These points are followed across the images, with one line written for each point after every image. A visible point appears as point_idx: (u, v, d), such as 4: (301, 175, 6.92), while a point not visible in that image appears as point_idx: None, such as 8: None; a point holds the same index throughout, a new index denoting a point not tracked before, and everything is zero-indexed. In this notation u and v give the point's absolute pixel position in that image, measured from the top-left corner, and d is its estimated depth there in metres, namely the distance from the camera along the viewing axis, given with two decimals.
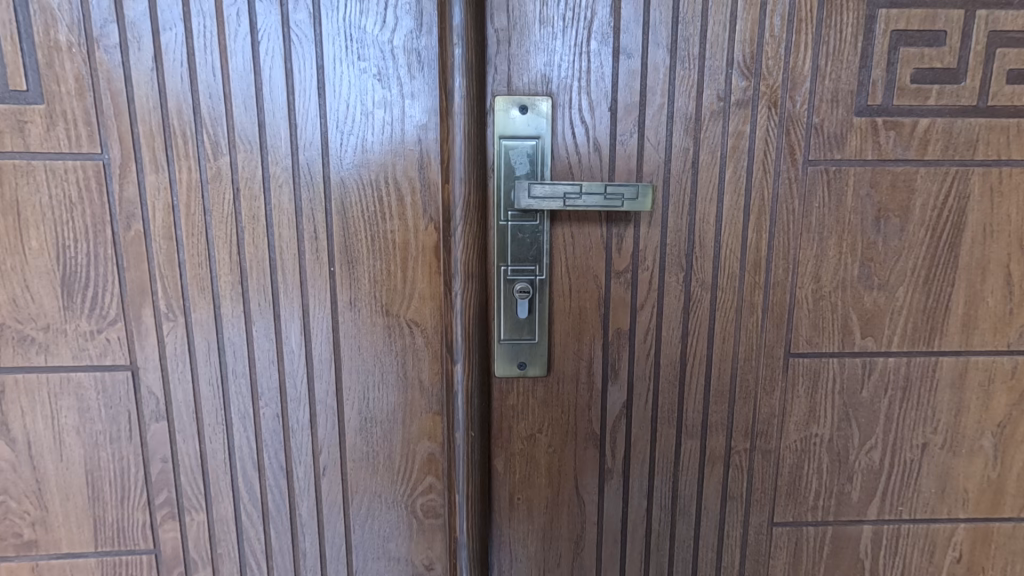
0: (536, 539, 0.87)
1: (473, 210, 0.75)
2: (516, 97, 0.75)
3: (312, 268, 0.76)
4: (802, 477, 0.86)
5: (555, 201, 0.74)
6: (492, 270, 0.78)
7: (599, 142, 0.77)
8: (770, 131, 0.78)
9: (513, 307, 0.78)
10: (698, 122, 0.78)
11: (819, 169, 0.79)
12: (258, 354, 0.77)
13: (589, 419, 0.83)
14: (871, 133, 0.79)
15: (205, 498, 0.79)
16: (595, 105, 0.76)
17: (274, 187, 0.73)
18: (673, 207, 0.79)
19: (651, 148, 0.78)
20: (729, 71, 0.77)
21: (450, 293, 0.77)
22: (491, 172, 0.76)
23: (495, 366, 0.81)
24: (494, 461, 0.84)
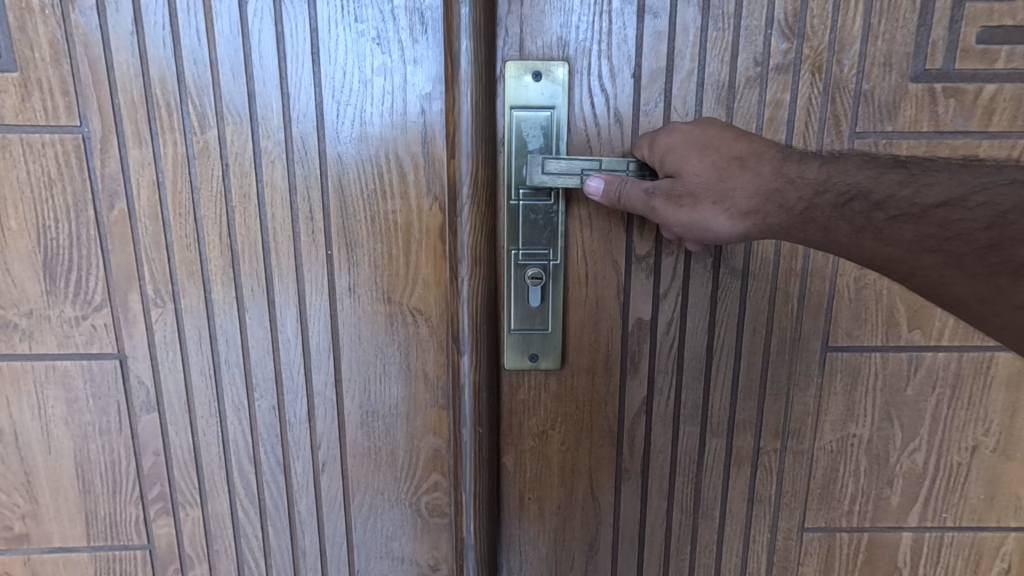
0: (547, 542, 0.82)
1: (482, 188, 0.69)
2: (529, 62, 0.68)
3: (308, 251, 0.70)
4: (836, 481, 0.80)
5: (572, 177, 0.67)
6: (501, 254, 0.72)
7: (621, 112, 0.70)
8: (814, 99, 0.70)
9: (524, 294, 0.72)
10: (732, 89, 0.70)
11: (867, 143, 0.71)
12: (252, 343, 0.72)
13: (606, 415, 0.78)
14: (929, 101, 0.70)
15: (200, 493, 0.76)
16: (617, 71, 0.69)
17: (266, 163, 0.68)
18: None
19: (678, 119, 0.70)
20: (768, 31, 0.68)
21: (457, 280, 0.71)
22: (501, 146, 0.69)
23: (505, 358, 0.75)
24: (502, 458, 0.79)
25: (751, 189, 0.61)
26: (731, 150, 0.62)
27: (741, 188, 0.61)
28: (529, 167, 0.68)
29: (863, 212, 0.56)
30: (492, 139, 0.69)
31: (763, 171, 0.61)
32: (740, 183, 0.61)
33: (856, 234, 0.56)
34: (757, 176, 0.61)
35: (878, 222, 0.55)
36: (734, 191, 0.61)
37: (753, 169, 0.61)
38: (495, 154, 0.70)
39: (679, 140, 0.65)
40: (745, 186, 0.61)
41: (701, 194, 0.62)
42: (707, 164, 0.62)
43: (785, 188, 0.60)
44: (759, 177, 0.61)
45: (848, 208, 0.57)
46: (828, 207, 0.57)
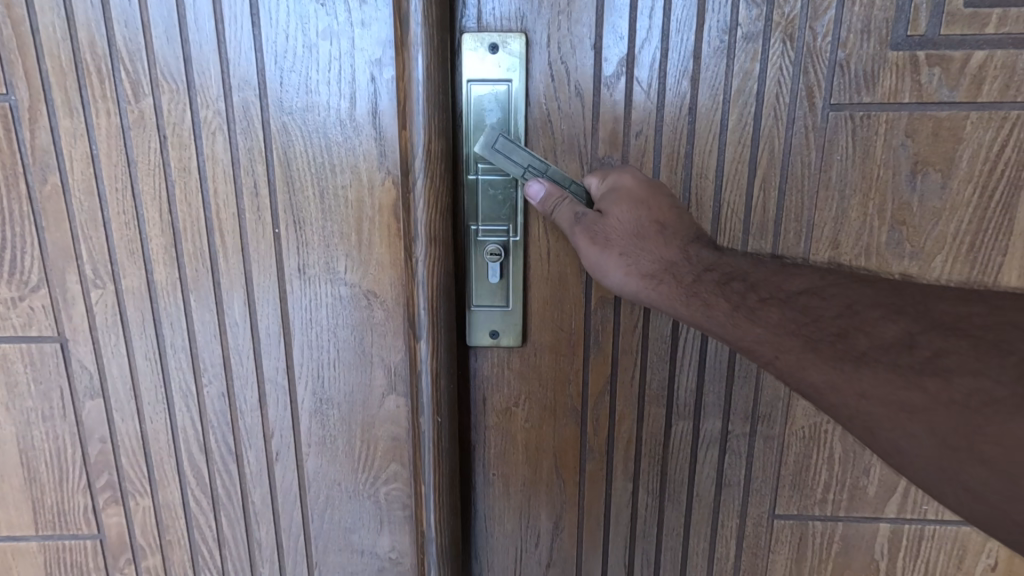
0: (512, 524, 0.80)
1: (437, 160, 0.64)
2: (486, 32, 0.64)
3: (253, 230, 0.66)
4: (809, 467, 0.76)
5: (516, 167, 0.67)
6: (459, 226, 0.68)
7: (580, 83, 0.66)
8: (788, 67, 0.64)
9: (483, 271, 0.69)
10: (698, 56, 0.65)
11: (843, 115, 0.66)
12: (198, 326, 0.69)
13: (569, 396, 0.75)
14: (912, 68, 0.64)
15: (150, 482, 0.73)
16: (576, 41, 0.65)
17: (206, 134, 0.63)
18: (666, 160, 0.68)
19: (640, 92, 0.66)
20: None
21: (414, 261, 0.66)
22: (457, 118, 0.66)
23: (467, 337, 0.72)
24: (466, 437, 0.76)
25: (656, 254, 0.63)
26: (655, 216, 0.64)
27: (650, 251, 0.63)
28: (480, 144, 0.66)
29: (740, 292, 0.59)
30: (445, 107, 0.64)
31: (673, 245, 0.63)
32: (650, 248, 0.63)
33: (731, 312, 0.58)
34: (666, 245, 0.63)
35: (752, 304, 0.57)
36: (643, 251, 0.63)
37: (665, 239, 0.63)
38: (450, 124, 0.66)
39: (628, 184, 0.65)
40: (653, 253, 0.63)
41: (615, 242, 0.64)
42: (631, 222, 0.64)
43: (683, 262, 0.63)
44: (669, 249, 0.63)
45: (728, 286, 0.60)
46: (713, 283, 0.61)
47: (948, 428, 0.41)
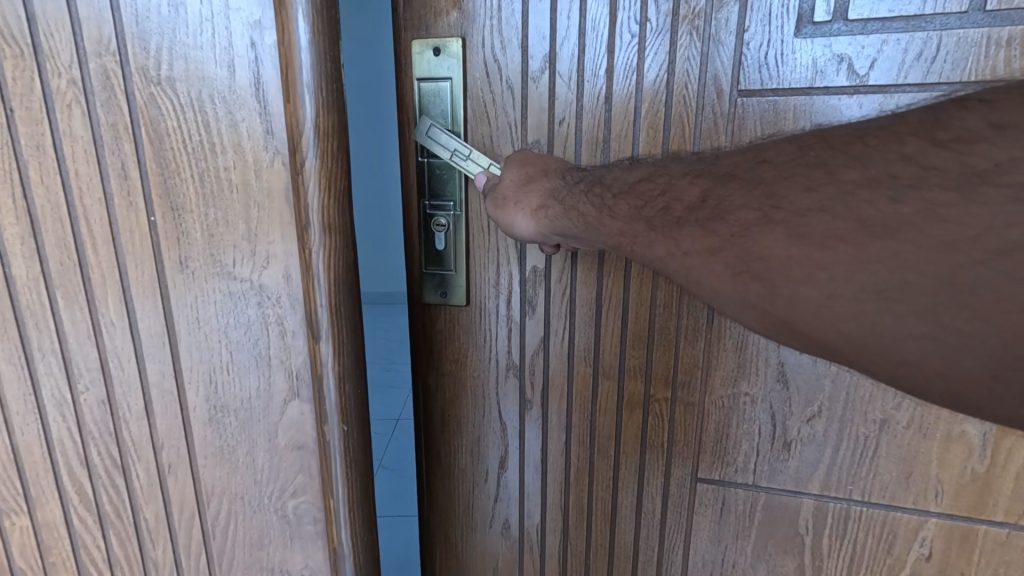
0: (466, 439, 1.11)
1: (326, 138, 0.61)
2: (431, 39, 0.88)
3: (125, 223, 0.58)
4: (727, 437, 1.04)
5: (446, 152, 0.90)
6: (413, 204, 0.96)
7: (512, 78, 0.87)
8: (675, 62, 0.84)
9: (432, 238, 0.98)
10: (606, 59, 0.85)
11: (748, 100, 0.84)
12: (68, 328, 0.61)
13: (508, 352, 1.05)
14: (788, 58, 0.82)
15: (25, 500, 0.66)
16: (506, 44, 0.86)
17: (61, 106, 0.55)
18: (588, 144, 0.88)
19: (563, 86, 0.87)
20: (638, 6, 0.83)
21: (308, 245, 0.60)
22: (405, 111, 0.91)
23: (422, 292, 1.03)
24: (431, 373, 1.09)
25: (540, 192, 0.80)
26: (540, 166, 0.83)
27: (537, 191, 0.80)
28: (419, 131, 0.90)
29: (599, 197, 0.71)
30: (340, 81, 0.64)
31: (551, 178, 0.80)
32: (537, 185, 0.80)
33: (596, 213, 0.70)
34: (546, 182, 0.80)
35: (607, 202, 0.70)
36: (532, 195, 0.80)
37: (545, 174, 0.81)
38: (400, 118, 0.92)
39: (518, 156, 0.84)
40: (540, 190, 0.80)
41: (509, 199, 0.82)
42: (520, 176, 0.82)
43: (561, 187, 0.78)
44: (549, 183, 0.80)
45: (591, 194, 0.73)
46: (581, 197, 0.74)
47: (732, 252, 0.53)
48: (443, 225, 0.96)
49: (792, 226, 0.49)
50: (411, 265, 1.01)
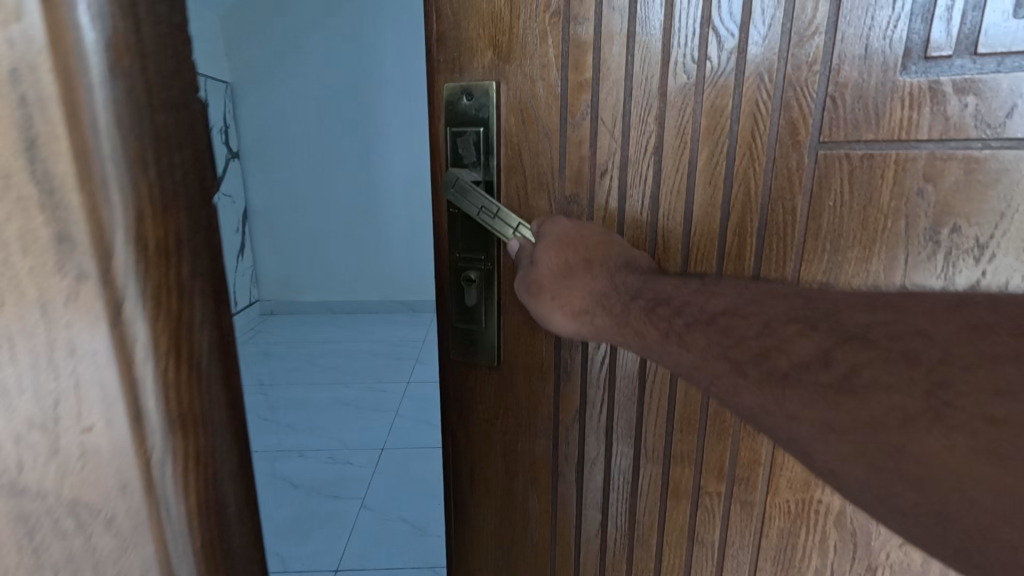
0: (490, 509, 0.99)
1: (140, 61, 0.26)
2: (466, 82, 0.76)
3: None
4: (793, 547, 0.82)
5: (473, 208, 0.78)
6: (445, 254, 0.86)
7: (549, 126, 0.74)
8: (761, 103, 0.62)
9: (462, 292, 0.87)
10: (663, 99, 0.67)
11: (831, 156, 0.60)
12: None
13: (541, 418, 0.89)
14: (887, 110, 0.57)
15: None
16: (544, 78, 0.72)
17: None
18: (631, 201, 0.72)
19: (608, 130, 0.71)
20: (698, 41, 0.64)
21: (124, 329, 0.28)
22: (435, 163, 0.81)
23: (449, 349, 0.93)
24: (460, 427, 0.96)
25: (581, 289, 0.63)
26: (584, 253, 0.65)
27: (580, 288, 0.63)
28: (446, 184, 0.79)
29: (665, 317, 0.55)
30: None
31: (600, 277, 0.63)
32: (579, 281, 0.64)
33: (662, 340, 0.55)
34: (590, 278, 0.63)
35: (676, 326, 0.54)
36: (572, 289, 0.63)
37: (589, 270, 0.64)
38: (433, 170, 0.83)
39: (555, 228, 0.66)
40: (581, 288, 0.63)
41: (545, 289, 0.64)
42: (558, 263, 0.64)
43: (611, 293, 0.62)
44: (594, 282, 0.63)
45: (653, 312, 0.57)
46: (638, 311, 0.58)
47: (878, 447, 0.39)
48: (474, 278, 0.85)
49: (981, 439, 0.35)
50: (442, 318, 0.92)
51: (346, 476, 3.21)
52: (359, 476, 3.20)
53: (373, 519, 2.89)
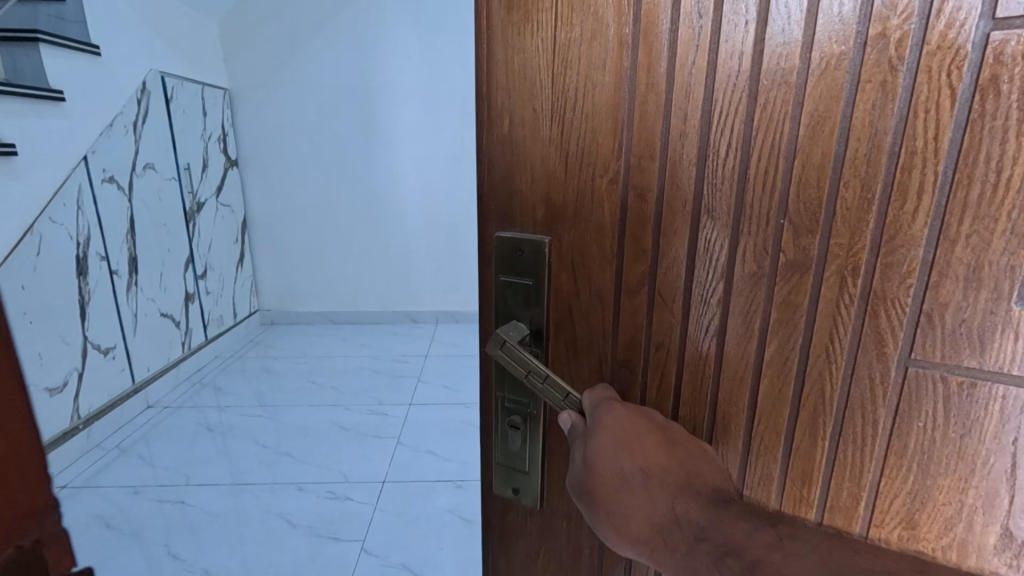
0: None
1: None
2: (516, 235, 0.76)
3: None
4: None
5: (520, 370, 0.74)
6: (491, 395, 0.85)
7: (603, 289, 0.71)
8: (843, 307, 0.57)
9: (505, 433, 0.85)
10: (730, 281, 0.62)
11: (922, 373, 0.56)
12: None
13: (583, 569, 0.84)
14: (993, 338, 0.52)
15: None
16: (598, 241, 0.69)
17: None
18: (688, 379, 0.68)
19: (665, 305, 0.66)
20: (772, 230, 0.58)
21: None
22: (488, 308, 0.83)
23: (492, 483, 0.90)
24: (499, 558, 0.93)
25: (641, 515, 0.62)
26: (641, 462, 0.63)
27: (635, 510, 0.62)
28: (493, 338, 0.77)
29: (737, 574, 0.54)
30: None
31: (657, 501, 0.61)
32: (632, 499, 0.62)
33: None
34: (650, 501, 0.62)
35: None
36: (628, 509, 0.63)
37: (647, 492, 0.62)
38: (487, 314, 0.85)
39: (609, 428, 0.65)
40: (638, 511, 0.62)
41: (600, 502, 0.65)
42: (612, 471, 0.64)
43: (672, 524, 0.60)
44: (652, 507, 0.61)
45: (722, 564, 0.55)
46: (706, 556, 0.57)
47: None
48: (520, 423, 0.83)
49: None
50: (485, 449, 0.90)
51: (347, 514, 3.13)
52: (360, 514, 3.12)
53: (371, 565, 2.78)
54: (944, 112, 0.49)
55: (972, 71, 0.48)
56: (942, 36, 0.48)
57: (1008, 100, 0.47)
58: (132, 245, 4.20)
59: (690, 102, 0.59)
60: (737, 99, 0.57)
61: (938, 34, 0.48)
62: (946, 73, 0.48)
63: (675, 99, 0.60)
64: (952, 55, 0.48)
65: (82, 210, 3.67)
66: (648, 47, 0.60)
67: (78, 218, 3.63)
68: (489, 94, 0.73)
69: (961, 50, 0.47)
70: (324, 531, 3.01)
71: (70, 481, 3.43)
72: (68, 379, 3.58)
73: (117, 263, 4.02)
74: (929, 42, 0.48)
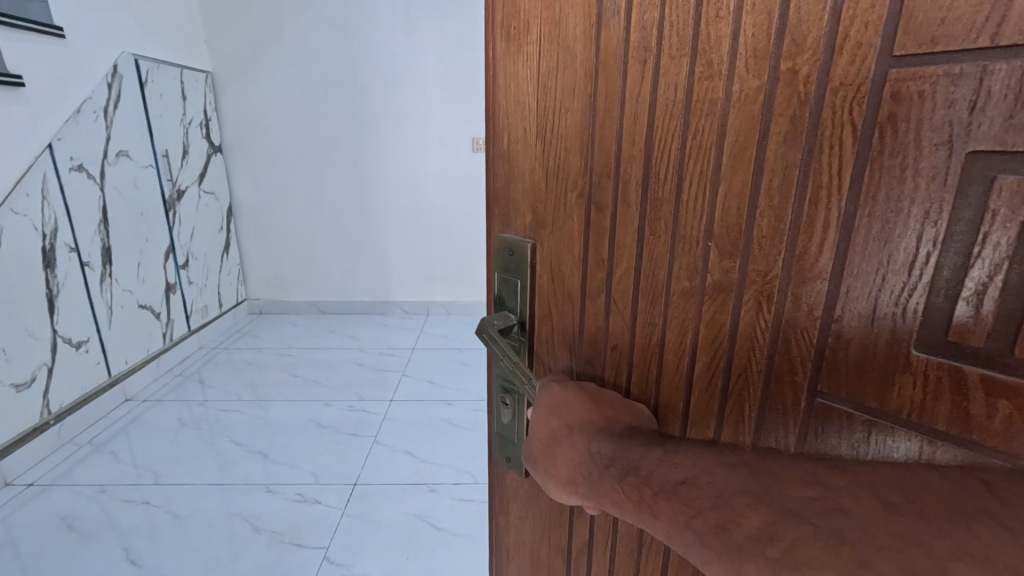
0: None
1: None
2: (510, 241, 0.93)
3: None
4: None
5: (500, 352, 0.94)
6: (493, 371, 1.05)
7: (573, 290, 0.86)
8: (760, 331, 0.68)
9: (500, 406, 1.02)
10: (667, 295, 0.75)
11: (830, 405, 0.63)
12: None
13: (559, 535, 0.98)
14: (894, 380, 0.57)
15: None
16: (568, 248, 0.85)
17: None
18: (638, 370, 0.82)
19: (617, 307, 0.81)
20: (700, 251, 0.71)
21: None
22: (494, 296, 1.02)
23: (491, 451, 1.08)
24: (498, 516, 1.11)
25: (569, 462, 0.80)
26: (567, 422, 0.83)
27: (565, 459, 0.81)
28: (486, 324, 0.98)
29: (634, 485, 0.68)
30: None
31: (579, 447, 0.79)
32: (562, 447, 0.81)
33: (636, 507, 0.68)
34: (574, 449, 0.80)
35: (647, 496, 0.67)
36: (560, 459, 0.82)
37: (571, 439, 0.80)
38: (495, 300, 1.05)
39: (541, 402, 0.87)
40: (566, 457, 0.81)
41: (542, 463, 0.85)
42: (546, 432, 0.84)
43: (590, 461, 0.77)
44: (575, 452, 0.79)
45: (625, 480, 0.70)
46: (614, 479, 0.72)
47: None
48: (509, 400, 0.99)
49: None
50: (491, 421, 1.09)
51: (315, 519, 3.16)
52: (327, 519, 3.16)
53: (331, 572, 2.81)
54: (847, 146, 0.56)
55: (874, 103, 0.53)
56: (844, 72, 0.55)
57: (908, 137, 0.51)
58: (106, 235, 4.13)
59: (637, 129, 0.71)
60: (674, 128, 0.68)
61: (841, 70, 0.55)
62: (849, 109, 0.55)
63: (626, 126, 0.72)
64: (854, 91, 0.54)
65: (48, 201, 3.60)
66: (605, 78, 0.73)
67: (42, 210, 3.55)
68: (495, 114, 0.90)
69: (862, 85, 0.54)
70: (289, 539, 3.02)
71: (38, 479, 3.43)
72: (38, 373, 3.55)
73: (88, 254, 3.94)
74: (833, 78, 0.55)
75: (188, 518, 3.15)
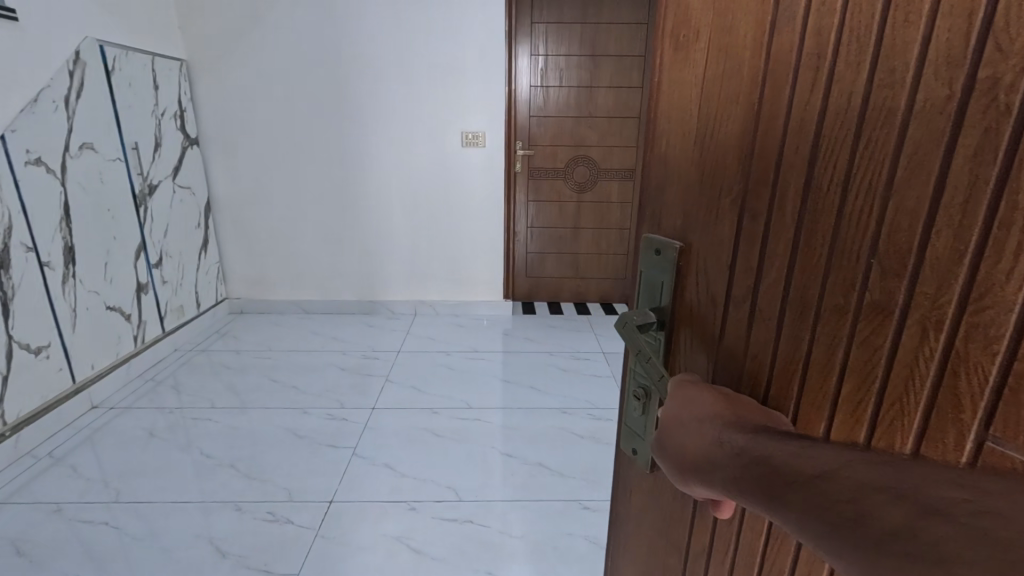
0: None
1: None
2: (658, 240, 0.94)
3: None
4: None
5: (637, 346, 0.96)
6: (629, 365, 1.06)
7: (717, 292, 0.84)
8: (922, 360, 0.59)
9: (631, 400, 1.03)
10: (816, 315, 0.69)
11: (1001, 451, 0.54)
12: None
13: (676, 537, 0.96)
14: None
15: None
16: (709, 245, 0.85)
17: None
18: (776, 383, 0.76)
19: (763, 322, 0.77)
20: (861, 269, 0.63)
21: None
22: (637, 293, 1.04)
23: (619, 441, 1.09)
24: (619, 504, 1.13)
25: (694, 450, 0.73)
26: (699, 413, 0.76)
27: (690, 446, 0.74)
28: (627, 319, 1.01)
29: (764, 473, 0.61)
30: None
31: (709, 435, 0.72)
32: (688, 438, 0.75)
33: (764, 496, 0.61)
34: (704, 437, 0.73)
35: (779, 485, 0.59)
36: (686, 447, 0.75)
37: (700, 430, 0.74)
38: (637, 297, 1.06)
39: (682, 391, 0.81)
40: (691, 446, 0.74)
41: (667, 453, 0.80)
42: (674, 419, 0.79)
43: (717, 450, 0.69)
44: (700, 440, 0.73)
45: (755, 468, 0.63)
46: (741, 466, 0.65)
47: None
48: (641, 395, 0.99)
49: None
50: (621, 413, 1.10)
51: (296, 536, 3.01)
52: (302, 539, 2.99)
53: None
54: None
55: None
56: None
57: None
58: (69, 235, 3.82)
59: (803, 136, 0.67)
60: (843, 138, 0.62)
61: None
62: None
63: (792, 129, 0.68)
64: None
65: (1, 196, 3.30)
66: (776, 79, 0.69)
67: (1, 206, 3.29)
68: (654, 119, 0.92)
69: None
70: (254, 564, 2.82)
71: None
72: None
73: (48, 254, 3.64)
74: None
75: (160, 530, 3.01)
